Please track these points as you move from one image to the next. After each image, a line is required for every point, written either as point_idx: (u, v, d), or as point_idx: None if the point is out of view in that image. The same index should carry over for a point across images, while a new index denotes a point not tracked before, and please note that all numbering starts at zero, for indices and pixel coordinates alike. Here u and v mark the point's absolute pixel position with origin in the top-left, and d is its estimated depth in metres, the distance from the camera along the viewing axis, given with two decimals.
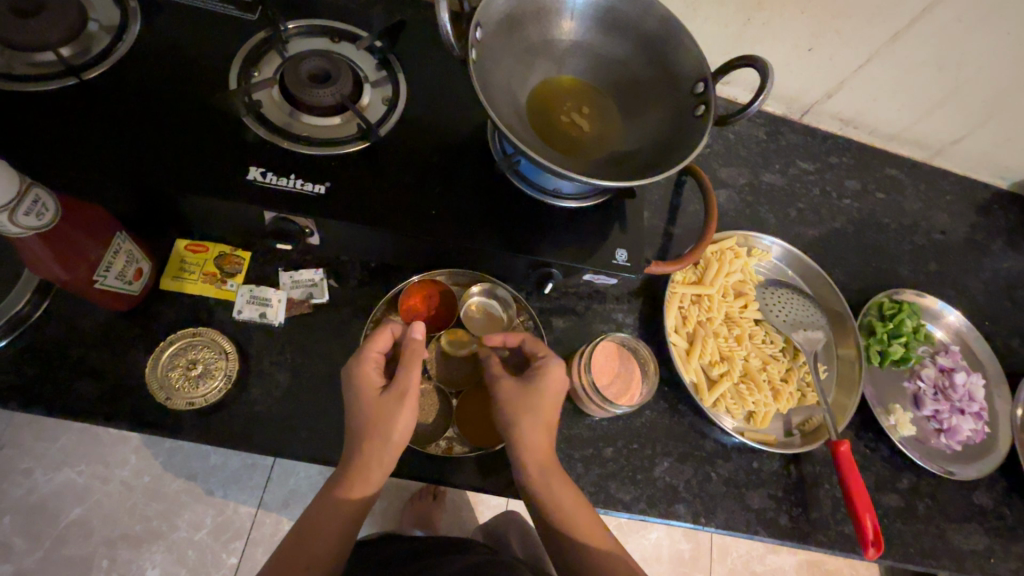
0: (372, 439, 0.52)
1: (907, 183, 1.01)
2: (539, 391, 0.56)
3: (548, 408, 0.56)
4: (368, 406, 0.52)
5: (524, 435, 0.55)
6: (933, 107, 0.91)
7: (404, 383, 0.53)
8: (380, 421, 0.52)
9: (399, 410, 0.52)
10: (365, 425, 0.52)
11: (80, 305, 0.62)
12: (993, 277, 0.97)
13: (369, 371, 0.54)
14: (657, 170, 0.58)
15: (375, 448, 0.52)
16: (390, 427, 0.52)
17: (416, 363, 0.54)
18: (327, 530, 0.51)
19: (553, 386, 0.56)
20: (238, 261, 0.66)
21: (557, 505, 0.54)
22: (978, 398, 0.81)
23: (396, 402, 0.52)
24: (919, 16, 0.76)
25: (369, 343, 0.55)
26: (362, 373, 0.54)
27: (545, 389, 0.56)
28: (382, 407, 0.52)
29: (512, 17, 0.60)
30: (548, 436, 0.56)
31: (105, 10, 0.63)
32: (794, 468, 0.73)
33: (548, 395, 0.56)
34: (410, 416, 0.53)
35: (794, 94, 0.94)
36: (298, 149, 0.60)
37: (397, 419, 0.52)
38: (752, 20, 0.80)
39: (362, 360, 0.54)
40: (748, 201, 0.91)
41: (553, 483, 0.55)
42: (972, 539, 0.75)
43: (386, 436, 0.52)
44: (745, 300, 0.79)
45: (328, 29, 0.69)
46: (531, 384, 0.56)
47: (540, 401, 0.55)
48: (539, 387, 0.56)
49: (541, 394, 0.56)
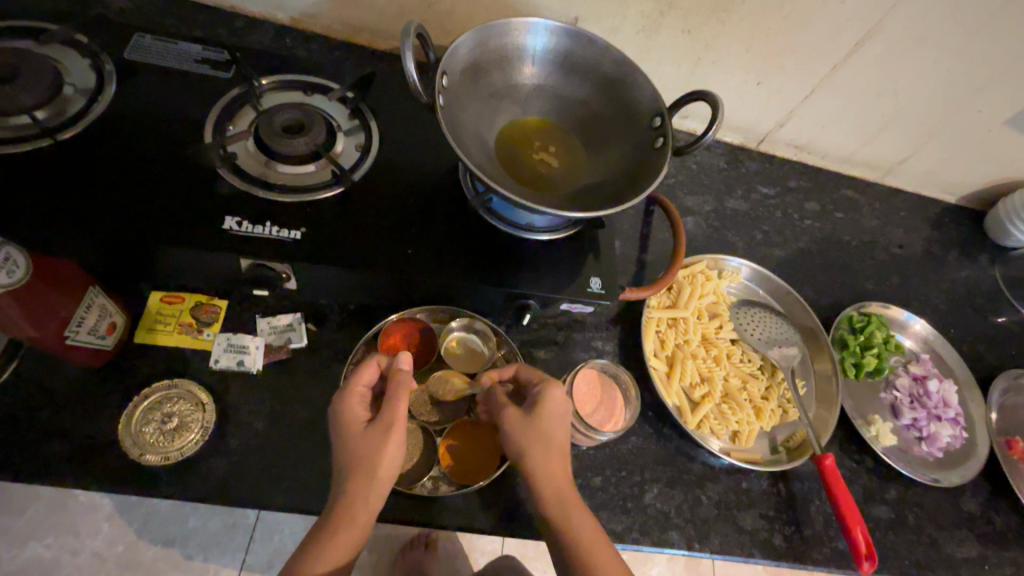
0: (358, 476, 0.50)
1: (863, 203, 1.06)
2: (541, 412, 0.55)
3: (555, 430, 0.55)
4: (353, 442, 0.51)
5: (533, 453, 0.54)
6: (878, 130, 0.97)
7: (389, 414, 0.53)
8: (365, 457, 0.51)
9: (385, 442, 0.51)
10: (350, 462, 0.51)
11: (48, 365, 0.60)
12: (953, 287, 1.01)
13: (355, 405, 0.54)
14: (622, 200, 0.61)
15: (360, 485, 0.50)
16: (376, 460, 0.51)
17: (401, 395, 0.53)
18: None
19: (556, 407, 0.56)
20: (215, 309, 0.65)
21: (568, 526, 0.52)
22: (953, 404, 0.83)
23: (382, 434, 0.52)
24: (855, 49, 0.83)
25: (354, 378, 0.56)
26: (348, 408, 0.54)
27: (549, 413, 0.55)
28: (368, 439, 0.51)
29: (475, 66, 0.64)
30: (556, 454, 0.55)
31: (80, 74, 0.65)
32: (783, 485, 0.73)
33: (554, 415, 0.56)
34: (397, 449, 0.52)
35: (749, 125, 0.99)
36: (272, 197, 0.61)
37: (383, 452, 0.51)
38: (703, 59, 0.86)
39: (347, 396, 0.54)
40: (715, 226, 0.94)
41: (563, 504, 0.53)
42: (965, 547, 0.75)
43: (371, 470, 0.50)
44: (719, 321, 0.81)
45: (302, 83, 0.72)
46: (536, 408, 0.55)
47: (546, 420, 0.55)
48: (539, 404, 0.56)
49: (545, 411, 0.55)
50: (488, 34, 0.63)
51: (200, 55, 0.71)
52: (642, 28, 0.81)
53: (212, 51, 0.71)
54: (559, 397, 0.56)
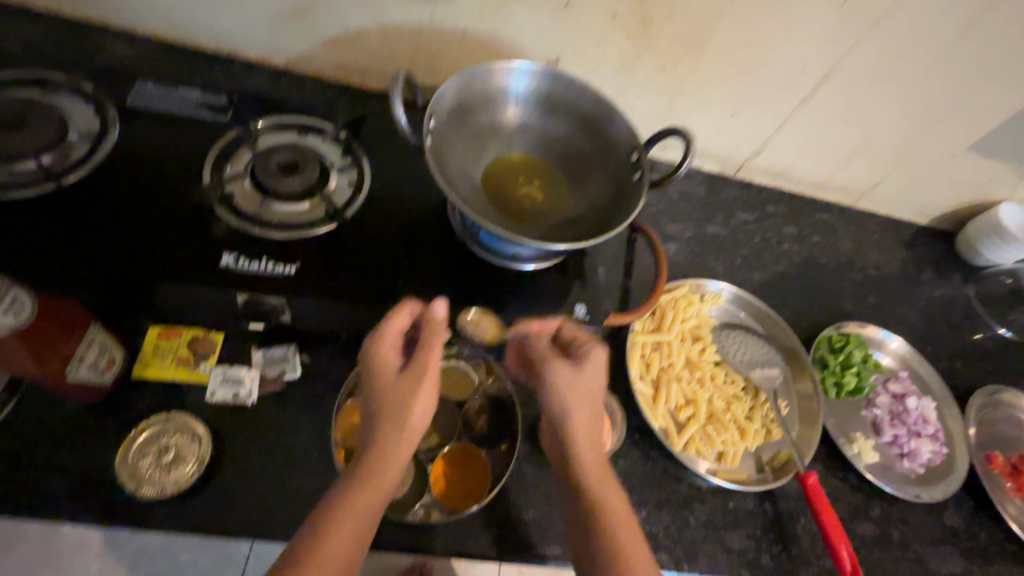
0: (391, 423, 0.54)
1: (839, 226, 1.11)
2: (588, 362, 0.61)
3: (595, 380, 0.62)
4: (392, 385, 0.55)
5: (574, 394, 0.60)
6: (849, 157, 1.02)
7: (424, 364, 0.57)
8: (404, 401, 0.55)
9: (418, 392, 0.55)
10: (384, 407, 0.54)
11: (45, 401, 0.61)
12: (928, 306, 1.05)
13: (389, 350, 0.57)
14: (602, 231, 0.64)
15: (398, 425, 0.54)
16: (414, 403, 0.55)
17: (436, 348, 0.57)
18: (342, 538, 0.47)
19: (596, 365, 0.62)
20: (211, 342, 0.67)
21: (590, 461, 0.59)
22: (932, 420, 0.86)
23: (419, 379, 0.56)
24: (820, 84, 0.88)
25: (387, 325, 0.57)
26: (383, 354, 0.57)
27: (594, 363, 0.62)
28: (407, 384, 0.55)
29: (461, 108, 0.68)
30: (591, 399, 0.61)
31: (84, 120, 0.68)
32: (769, 504, 0.75)
33: (598, 367, 0.62)
34: (428, 401, 0.56)
35: (726, 154, 1.03)
36: (268, 235, 0.64)
37: (419, 397, 0.55)
38: (679, 94, 0.91)
39: (381, 339, 0.56)
40: (696, 252, 0.97)
41: (589, 442, 0.60)
42: (950, 563, 0.76)
43: (410, 412, 0.54)
44: (702, 344, 0.83)
45: (297, 124, 0.75)
46: (583, 357, 0.62)
47: (593, 370, 0.61)
48: (585, 356, 0.62)
49: (592, 361, 0.62)
50: (472, 77, 0.68)
51: (199, 100, 0.74)
52: (620, 67, 0.86)
53: (211, 96, 0.75)
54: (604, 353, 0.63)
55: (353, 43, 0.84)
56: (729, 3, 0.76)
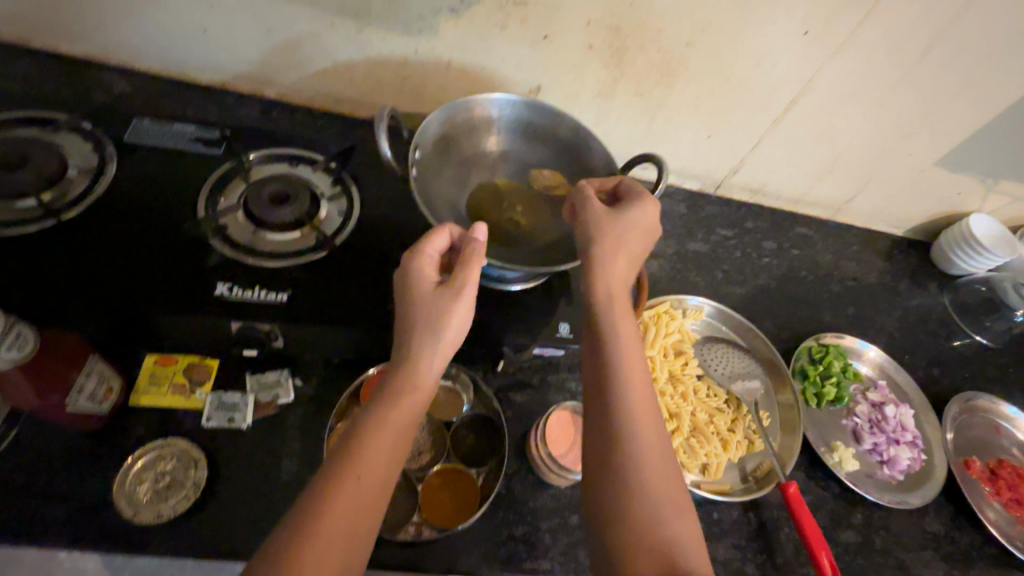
0: (424, 333, 0.53)
1: (817, 239, 1.14)
2: (626, 216, 0.62)
3: (634, 236, 0.62)
4: (425, 298, 0.55)
5: (608, 241, 0.61)
6: (823, 173, 1.06)
7: (459, 279, 0.55)
8: (434, 316, 0.54)
9: (452, 308, 0.54)
10: (418, 318, 0.54)
11: (43, 430, 0.63)
12: (905, 315, 1.08)
13: (426, 266, 0.57)
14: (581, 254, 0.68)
15: (428, 340, 0.53)
16: (446, 319, 0.54)
17: (471, 265, 0.56)
18: (378, 447, 0.49)
19: (634, 221, 0.62)
20: (206, 369, 0.69)
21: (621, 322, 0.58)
22: (910, 427, 0.88)
23: (452, 295, 0.55)
24: (791, 105, 0.92)
25: (426, 243, 0.58)
26: (420, 269, 0.57)
27: (633, 218, 0.62)
28: (440, 300, 0.55)
29: (445, 139, 0.72)
30: (628, 256, 0.61)
31: (83, 157, 0.71)
32: (753, 514, 0.77)
33: (636, 223, 0.62)
34: (462, 316, 0.55)
35: (705, 173, 1.07)
36: (261, 263, 0.67)
37: (452, 313, 0.54)
38: (657, 117, 0.94)
39: (419, 257, 0.57)
40: (678, 268, 1.00)
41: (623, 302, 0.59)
42: (932, 568, 0.78)
43: (441, 328, 0.54)
44: (684, 358, 0.86)
45: (288, 155, 0.78)
46: (623, 210, 0.63)
47: (630, 224, 0.62)
48: (626, 211, 0.63)
49: (631, 215, 0.62)
50: (455, 110, 0.71)
51: (193, 134, 0.77)
52: (599, 93, 0.90)
53: (205, 131, 0.78)
54: (649, 210, 0.63)
55: (342, 74, 0.87)
56: (699, 32, 0.80)
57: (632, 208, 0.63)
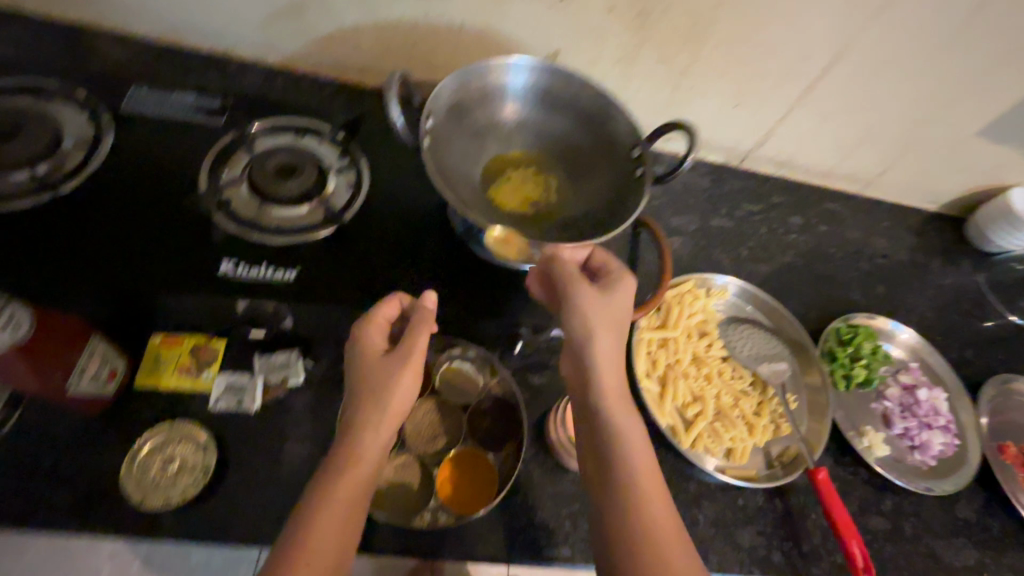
0: (375, 399, 0.53)
1: (846, 215, 1.09)
2: (611, 295, 0.61)
3: (621, 314, 0.60)
4: (371, 363, 0.56)
5: (602, 325, 0.58)
6: (855, 145, 1.00)
7: (404, 342, 0.56)
8: (378, 377, 0.54)
9: (395, 369, 0.55)
10: (364, 384, 0.55)
11: (48, 413, 0.61)
12: (938, 295, 1.04)
13: (374, 336, 0.58)
14: (601, 232, 0.65)
15: (374, 401, 0.53)
16: (391, 380, 0.54)
17: (415, 329, 0.57)
18: (334, 512, 0.48)
19: (625, 300, 0.61)
20: (214, 349, 0.63)
21: (623, 409, 0.55)
22: (943, 412, 0.85)
23: (397, 359, 0.56)
24: (825, 71, 0.86)
25: (377, 312, 0.60)
26: (367, 337, 0.58)
27: (620, 296, 0.61)
28: (386, 363, 0.55)
29: (460, 106, 0.67)
30: (619, 338, 0.59)
31: (77, 127, 0.67)
32: (779, 500, 0.74)
33: (621, 302, 0.61)
34: (407, 377, 0.55)
35: (729, 145, 1.01)
36: (268, 238, 0.65)
37: (396, 372, 0.55)
38: (681, 84, 0.89)
39: (368, 326, 0.59)
40: (701, 245, 0.96)
41: (619, 389, 0.56)
42: (964, 555, 0.76)
43: (386, 390, 0.54)
44: (709, 339, 0.82)
45: (293, 126, 0.74)
46: (608, 289, 0.61)
47: (617, 304, 0.60)
48: (610, 290, 0.61)
49: (617, 295, 0.61)
50: (469, 77, 0.66)
51: (194, 104, 0.74)
52: (620, 58, 0.84)
53: (205, 99, 0.75)
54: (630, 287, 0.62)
55: (348, 39, 0.82)
56: None
57: (617, 288, 0.61)
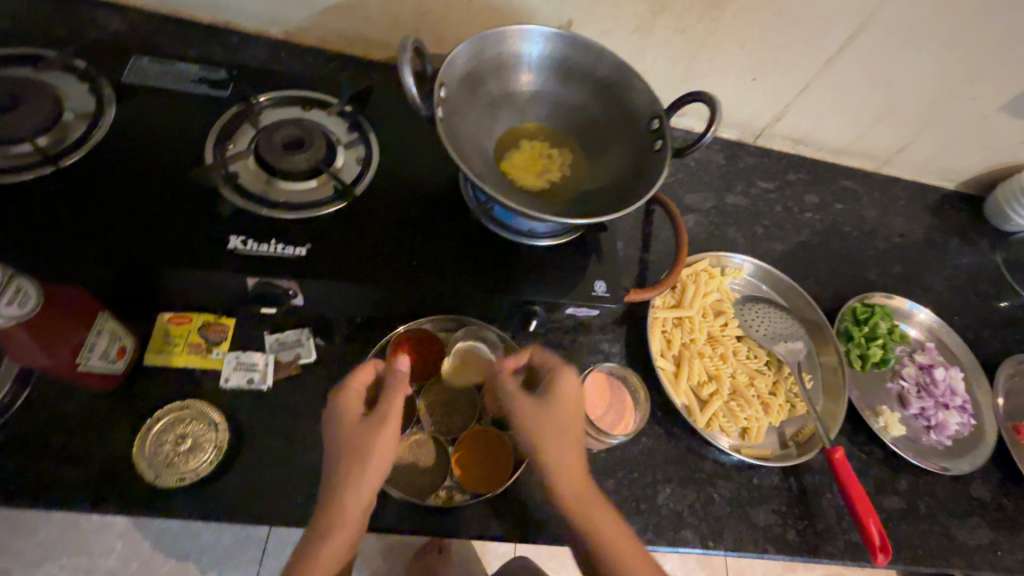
0: (353, 468, 0.51)
1: (862, 193, 1.07)
2: (554, 400, 0.56)
3: (571, 415, 0.56)
4: (350, 432, 0.53)
5: (547, 441, 0.54)
6: (874, 121, 0.97)
7: (383, 406, 0.54)
8: (358, 447, 0.52)
9: (377, 437, 0.52)
10: (344, 454, 0.52)
11: (58, 390, 0.60)
12: (955, 274, 1.02)
13: (349, 404, 0.55)
14: (621, 204, 0.62)
15: (356, 472, 0.51)
16: (373, 449, 0.52)
17: (394, 397, 0.55)
18: None
19: (571, 399, 0.56)
20: (223, 328, 0.65)
21: (592, 514, 0.52)
22: (960, 391, 0.84)
23: (378, 425, 0.53)
24: (848, 42, 0.83)
25: (350, 379, 0.56)
26: (342, 408, 0.54)
27: (563, 398, 0.56)
28: (365, 430, 0.53)
29: (472, 76, 0.65)
30: (575, 440, 0.55)
31: (79, 99, 0.65)
32: (794, 480, 0.74)
33: (568, 404, 0.56)
34: (386, 448, 0.53)
35: (745, 120, 0.99)
36: (277, 214, 0.62)
37: (378, 442, 0.52)
38: (698, 56, 0.86)
39: (341, 395, 0.55)
40: (715, 223, 0.94)
41: (586, 494, 0.53)
42: (978, 534, 0.75)
43: (366, 462, 0.51)
44: (724, 318, 0.81)
45: (300, 99, 0.72)
46: (548, 394, 0.56)
47: (561, 410, 0.55)
48: (551, 394, 0.56)
49: (559, 399, 0.56)
50: (483, 43, 0.64)
51: (197, 74, 0.71)
52: (636, 28, 0.81)
53: (209, 70, 0.72)
54: (572, 383, 0.57)
55: (354, 9, 0.79)
56: None
57: (559, 389, 0.56)
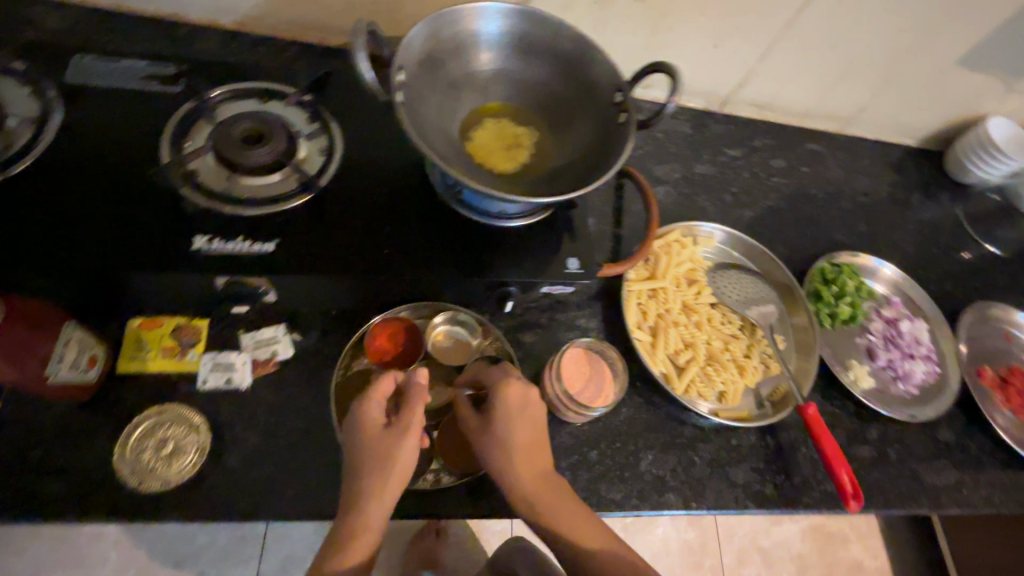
0: (375, 478, 0.52)
1: (827, 154, 1.08)
2: (498, 413, 0.57)
3: (519, 425, 0.57)
4: (372, 441, 0.54)
5: (497, 456, 0.56)
6: (836, 82, 0.98)
7: (405, 415, 0.55)
8: (381, 457, 0.53)
9: (398, 447, 0.53)
10: (368, 463, 0.53)
11: (30, 404, 0.59)
12: (918, 229, 1.05)
13: (371, 413, 0.56)
14: (589, 179, 0.62)
15: (379, 481, 0.52)
16: (395, 458, 0.53)
17: (415, 405, 0.55)
18: None
19: (518, 408, 0.58)
20: (196, 330, 0.64)
21: (552, 513, 0.55)
22: (924, 342, 0.89)
23: (400, 434, 0.54)
24: (806, 3, 0.83)
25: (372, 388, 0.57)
26: (363, 416, 0.55)
27: (508, 410, 0.57)
28: (387, 439, 0.54)
29: (431, 57, 0.64)
30: (529, 446, 0.57)
31: (22, 104, 0.63)
32: (771, 438, 0.76)
33: (515, 415, 0.57)
34: (408, 456, 0.54)
35: (710, 89, 0.99)
36: (240, 212, 0.60)
37: (400, 451, 0.53)
38: (658, 26, 0.85)
39: (363, 404, 0.56)
40: (685, 193, 0.95)
41: (547, 493, 0.56)
42: (945, 475, 0.79)
43: (388, 471, 0.53)
44: (697, 287, 0.83)
45: (256, 90, 0.70)
46: (491, 409, 0.58)
47: (509, 422, 0.57)
48: (493, 410, 0.57)
49: (504, 413, 0.57)
50: (440, 23, 0.63)
51: (146, 70, 0.69)
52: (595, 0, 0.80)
53: (159, 66, 0.69)
54: (516, 393, 0.58)
55: None
56: None
57: (502, 401, 0.58)
